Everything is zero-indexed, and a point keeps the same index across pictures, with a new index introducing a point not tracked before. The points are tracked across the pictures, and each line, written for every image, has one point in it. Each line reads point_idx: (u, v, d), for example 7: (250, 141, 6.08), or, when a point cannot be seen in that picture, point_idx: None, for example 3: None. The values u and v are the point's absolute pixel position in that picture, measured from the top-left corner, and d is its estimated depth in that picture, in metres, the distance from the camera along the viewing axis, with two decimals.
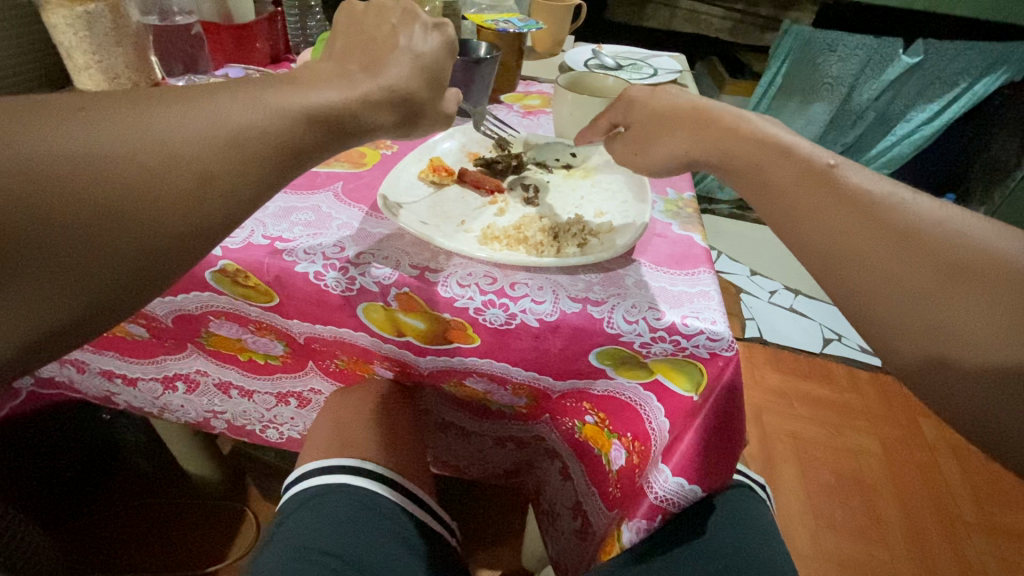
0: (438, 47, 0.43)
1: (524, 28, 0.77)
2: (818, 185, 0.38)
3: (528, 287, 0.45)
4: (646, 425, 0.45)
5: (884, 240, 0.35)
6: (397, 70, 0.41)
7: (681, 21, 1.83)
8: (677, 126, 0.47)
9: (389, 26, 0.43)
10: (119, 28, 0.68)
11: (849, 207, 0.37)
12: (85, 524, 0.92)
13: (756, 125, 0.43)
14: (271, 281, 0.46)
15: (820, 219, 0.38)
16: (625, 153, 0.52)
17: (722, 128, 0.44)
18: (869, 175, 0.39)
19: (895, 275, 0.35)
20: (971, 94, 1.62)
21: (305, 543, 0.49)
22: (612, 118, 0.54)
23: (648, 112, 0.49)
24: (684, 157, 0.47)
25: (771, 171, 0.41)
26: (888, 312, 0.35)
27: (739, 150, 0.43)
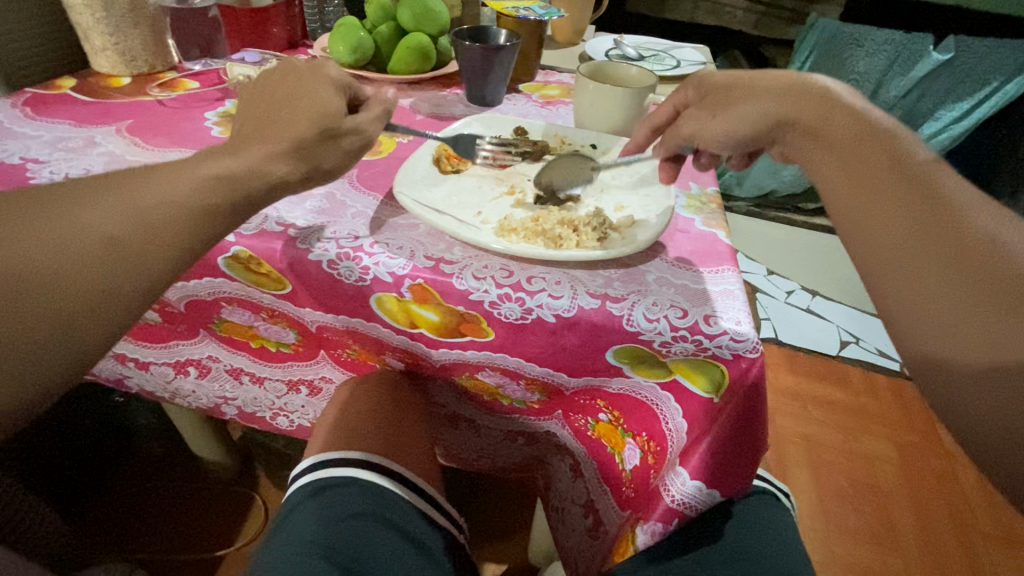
0: (322, 89, 0.44)
1: (545, 16, 0.75)
2: (891, 167, 0.37)
3: (545, 281, 0.44)
4: (663, 426, 0.44)
5: (933, 237, 0.34)
6: (291, 124, 0.42)
7: (703, 13, 1.82)
8: (764, 94, 0.45)
9: (292, 84, 0.45)
10: (136, 9, 0.68)
11: (909, 197, 0.35)
12: (96, 504, 0.93)
13: (858, 102, 0.41)
14: (283, 268, 0.45)
15: (878, 206, 0.36)
16: (698, 122, 0.50)
17: (823, 94, 0.42)
18: (956, 178, 0.37)
19: (921, 274, 0.34)
20: (1001, 95, 1.56)
21: (305, 537, 0.48)
22: (677, 103, 0.54)
23: (734, 80, 0.48)
24: (769, 118, 0.44)
25: (856, 143, 0.39)
26: (908, 302, 0.34)
27: (831, 115, 0.41)
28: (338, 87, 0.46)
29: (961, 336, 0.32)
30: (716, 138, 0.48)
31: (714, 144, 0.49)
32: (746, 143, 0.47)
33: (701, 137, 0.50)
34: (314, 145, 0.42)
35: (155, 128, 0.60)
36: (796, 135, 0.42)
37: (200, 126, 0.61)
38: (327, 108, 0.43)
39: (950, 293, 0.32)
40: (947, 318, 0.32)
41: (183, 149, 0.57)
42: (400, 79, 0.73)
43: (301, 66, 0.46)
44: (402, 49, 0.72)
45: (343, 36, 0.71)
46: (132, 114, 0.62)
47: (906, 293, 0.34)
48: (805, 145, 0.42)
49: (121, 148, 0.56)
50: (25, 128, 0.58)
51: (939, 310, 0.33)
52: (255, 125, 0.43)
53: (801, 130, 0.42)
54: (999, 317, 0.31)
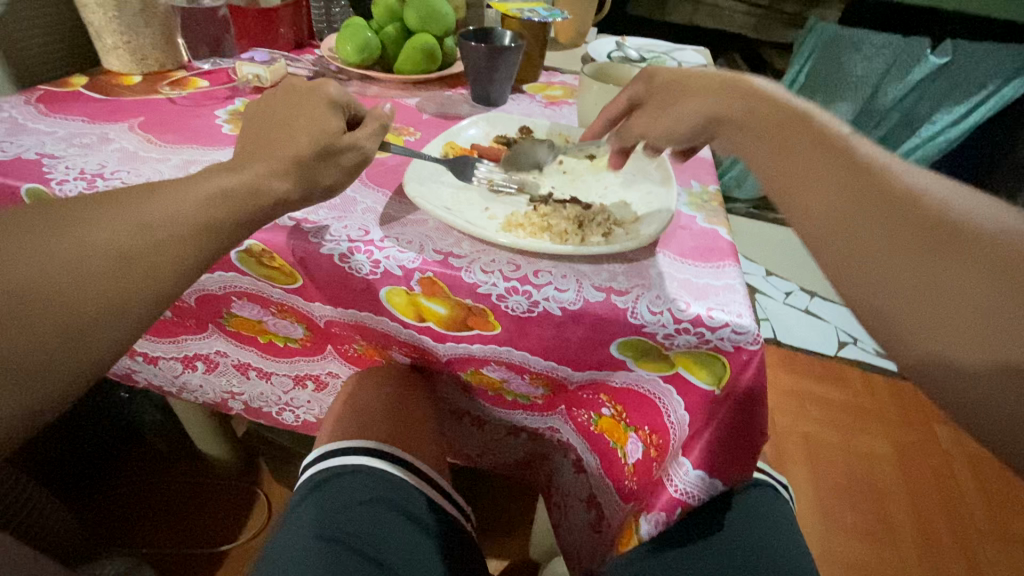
0: (320, 108, 0.46)
1: (549, 18, 0.76)
2: (817, 146, 0.39)
3: (552, 275, 0.45)
4: (665, 419, 0.46)
5: (868, 200, 0.36)
6: (290, 145, 0.44)
7: (704, 15, 1.82)
8: (703, 90, 0.47)
9: (293, 106, 0.47)
10: (147, 10, 0.70)
11: (850, 175, 0.37)
12: (101, 499, 0.93)
13: (778, 93, 0.44)
14: (295, 262, 0.46)
15: (824, 188, 0.37)
16: (645, 123, 0.51)
17: (749, 89, 0.45)
18: (878, 150, 0.39)
19: (877, 247, 0.34)
20: (999, 98, 1.54)
21: (318, 524, 0.49)
22: (631, 94, 0.55)
23: (668, 80, 0.50)
24: (705, 115, 0.46)
25: (783, 130, 0.41)
26: (862, 275, 0.34)
27: (757, 108, 0.43)
28: (335, 104, 0.47)
29: (920, 302, 0.32)
30: (665, 137, 0.49)
31: (664, 143, 0.50)
32: (689, 140, 0.48)
33: (650, 136, 0.51)
34: (313, 164, 0.44)
35: (167, 126, 0.61)
36: (730, 128, 0.45)
37: (211, 124, 0.62)
38: (325, 128, 0.45)
39: (890, 248, 0.34)
40: (891, 274, 0.33)
41: (195, 146, 0.58)
42: (406, 78, 0.74)
43: (301, 87, 0.48)
44: (409, 50, 0.73)
45: (351, 37, 0.72)
46: (144, 111, 0.63)
47: (851, 256, 0.35)
48: (739, 138, 0.44)
49: (134, 144, 0.57)
50: (38, 125, 0.59)
51: (884, 267, 0.34)
52: (256, 146, 0.45)
53: (735, 123, 0.44)
54: (937, 264, 0.32)
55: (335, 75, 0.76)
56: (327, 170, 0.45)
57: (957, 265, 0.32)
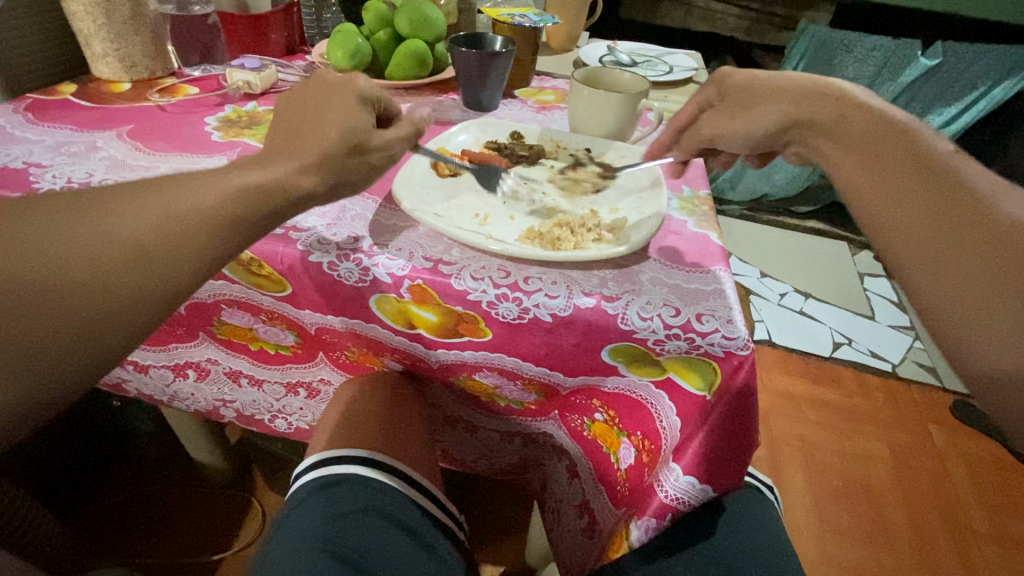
0: (349, 103, 0.44)
1: (539, 23, 0.76)
2: (908, 159, 0.39)
3: (542, 281, 0.45)
4: (657, 424, 0.45)
5: (957, 226, 0.36)
6: (318, 138, 0.42)
7: (697, 19, 1.88)
8: (787, 94, 0.46)
9: (321, 98, 0.44)
10: (138, 16, 0.69)
11: (941, 191, 0.37)
12: (92, 509, 0.92)
13: (873, 99, 0.43)
14: (284, 270, 0.46)
15: (912, 201, 0.38)
16: (719, 122, 0.52)
17: (838, 95, 0.44)
18: (976, 170, 0.39)
19: (956, 271, 0.35)
20: (989, 98, 1.56)
21: (309, 533, 0.49)
22: (707, 96, 0.55)
23: (749, 83, 0.50)
24: (789, 117, 0.46)
25: (873, 138, 0.41)
26: (942, 296, 0.35)
27: (850, 114, 0.42)
28: (366, 100, 0.45)
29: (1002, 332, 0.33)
30: (741, 135, 0.50)
31: (734, 145, 0.50)
32: (764, 141, 0.49)
33: (722, 136, 0.52)
34: (342, 159, 0.42)
35: (156, 133, 0.61)
36: (814, 133, 0.44)
37: (201, 131, 0.62)
38: (356, 122, 0.43)
39: (978, 278, 0.34)
40: (977, 304, 0.34)
41: (184, 153, 0.57)
42: (397, 84, 0.74)
43: (332, 79, 0.46)
44: (400, 55, 0.73)
45: (341, 44, 0.72)
46: (133, 119, 0.63)
47: (929, 277, 0.36)
48: (824, 142, 0.43)
49: (122, 152, 0.57)
50: (26, 133, 0.58)
51: (968, 293, 0.35)
52: (285, 140, 0.43)
53: (817, 128, 0.44)
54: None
55: None
56: (356, 167, 0.43)
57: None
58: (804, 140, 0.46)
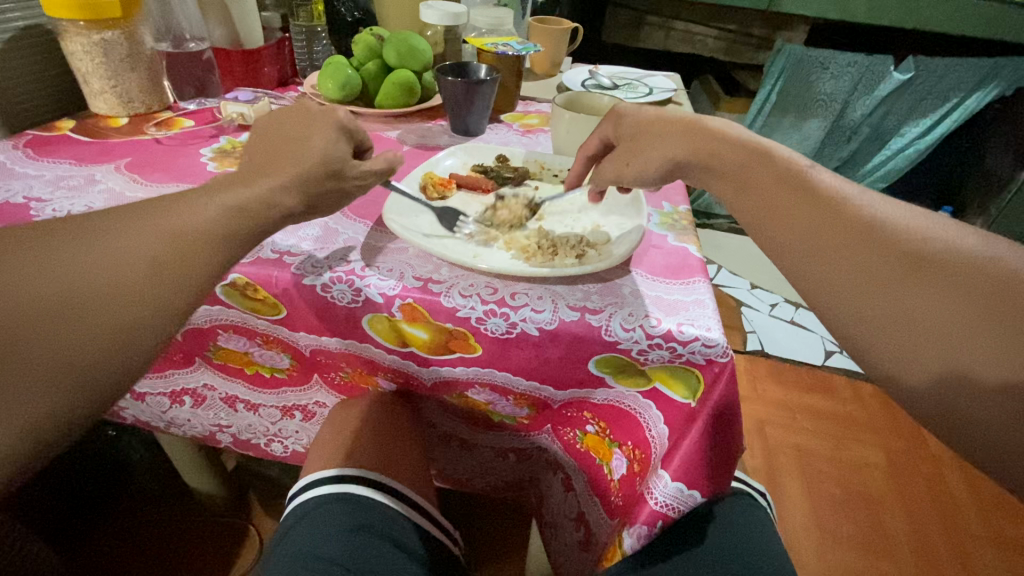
0: (330, 132, 0.46)
1: (522, 51, 0.79)
2: (783, 185, 0.42)
3: (528, 297, 0.47)
4: (646, 433, 0.47)
5: (841, 238, 0.38)
6: (298, 161, 0.44)
7: (676, 41, 1.87)
8: (667, 132, 0.48)
9: (301, 125, 0.46)
10: (134, 54, 0.72)
11: (817, 210, 0.40)
12: (86, 541, 0.91)
13: (741, 134, 0.46)
14: (279, 293, 0.47)
15: (793, 226, 0.40)
16: (616, 164, 0.51)
17: (711, 133, 0.46)
18: (839, 181, 0.42)
19: (848, 278, 0.37)
20: (962, 109, 1.66)
21: (306, 551, 0.49)
22: (600, 136, 0.56)
23: (636, 126, 0.50)
24: (671, 161, 0.47)
25: (747, 171, 0.43)
26: (842, 307, 0.37)
27: (722, 151, 0.45)
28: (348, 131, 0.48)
29: (899, 327, 0.35)
30: (634, 180, 0.50)
31: (632, 186, 0.51)
32: (658, 181, 0.49)
33: (622, 179, 0.51)
34: (320, 182, 0.44)
35: (152, 166, 0.62)
36: (701, 173, 0.46)
37: (197, 162, 0.64)
38: (335, 151, 0.45)
39: (871, 281, 0.36)
40: (874, 302, 0.36)
41: (180, 185, 0.59)
42: (386, 112, 0.77)
43: (311, 108, 0.48)
44: (389, 84, 0.75)
45: (332, 74, 0.74)
46: (131, 152, 0.65)
47: (828, 290, 0.37)
48: (713, 181, 0.45)
49: (120, 185, 0.58)
50: (26, 169, 0.60)
51: (870, 297, 0.36)
52: (262, 160, 0.44)
53: (702, 168, 0.46)
54: (915, 290, 0.35)
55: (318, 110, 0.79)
56: (331, 192, 0.45)
57: (930, 290, 0.35)
58: (690, 177, 0.47)
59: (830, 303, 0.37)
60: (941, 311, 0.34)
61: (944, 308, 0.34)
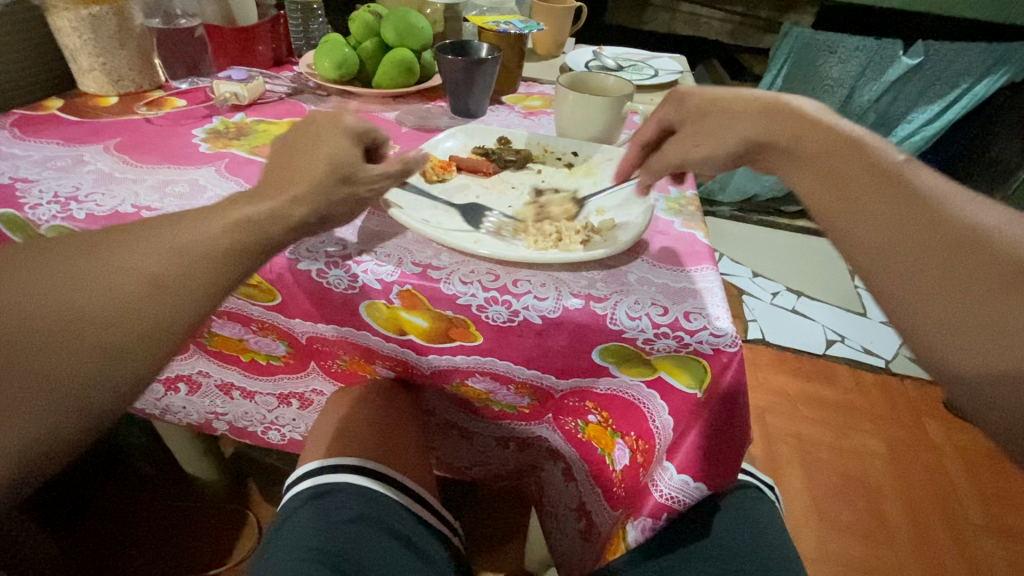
0: (339, 138, 0.43)
1: (524, 29, 0.77)
2: (872, 177, 0.40)
3: (530, 284, 0.45)
4: (649, 424, 0.45)
5: (928, 239, 0.37)
6: (307, 173, 0.41)
7: (681, 24, 1.85)
8: (747, 113, 0.46)
9: (312, 138, 0.43)
10: (124, 31, 0.69)
11: (904, 208, 0.38)
12: (83, 528, 0.91)
13: (827, 118, 0.44)
14: (273, 279, 0.46)
15: (872, 223, 0.39)
16: (682, 147, 0.50)
17: (797, 117, 0.44)
18: (932, 176, 0.40)
19: (931, 282, 0.36)
20: (971, 95, 1.64)
21: (302, 543, 0.48)
22: (663, 114, 0.53)
23: (712, 103, 0.49)
24: (749, 141, 0.46)
25: (833, 159, 0.41)
26: (920, 311, 0.36)
27: (806, 135, 0.43)
28: (358, 135, 0.46)
29: (983, 337, 0.34)
30: (704, 161, 0.49)
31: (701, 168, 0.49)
32: (733, 164, 0.48)
33: (686, 162, 0.50)
34: (332, 191, 0.42)
35: (143, 146, 0.61)
36: (780, 158, 0.45)
37: (189, 143, 0.62)
38: (347, 157, 0.43)
39: (957, 287, 0.35)
40: (958, 308, 0.35)
41: (171, 166, 0.57)
42: (384, 92, 0.75)
43: (317, 116, 0.45)
44: (387, 64, 0.73)
45: (328, 53, 0.72)
46: (121, 132, 0.63)
47: (912, 293, 0.36)
48: (791, 168, 0.44)
49: (110, 165, 0.57)
50: (13, 149, 0.58)
51: (955, 304, 0.35)
52: (276, 176, 0.42)
53: (781, 153, 0.44)
54: (1006, 300, 0.34)
55: (314, 90, 0.76)
56: (346, 199, 0.43)
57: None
58: (768, 160, 0.46)
59: (902, 301, 0.37)
60: None
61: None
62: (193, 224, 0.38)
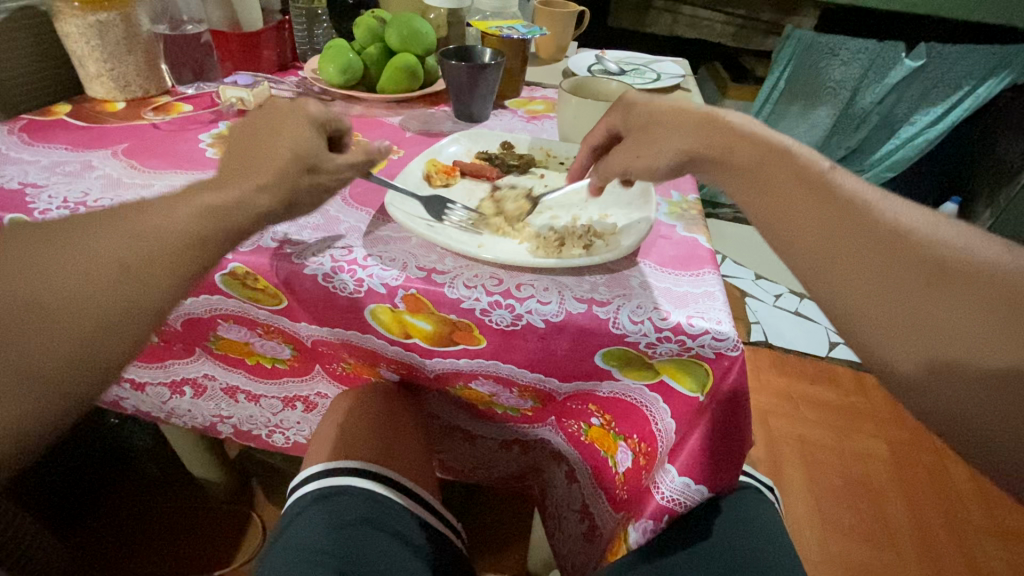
0: (303, 127, 0.45)
1: (527, 34, 0.77)
2: (803, 187, 0.40)
3: (534, 288, 0.46)
4: (652, 426, 0.45)
5: (858, 244, 0.37)
6: (272, 158, 0.43)
7: (683, 27, 1.85)
8: (680, 123, 0.46)
9: (274, 125, 0.45)
10: (131, 37, 0.70)
11: (835, 214, 0.38)
12: (89, 530, 0.92)
13: (757, 129, 0.45)
14: (279, 283, 0.46)
15: (806, 230, 0.39)
16: (625, 155, 0.50)
17: (728, 128, 0.45)
18: (857, 182, 0.41)
19: (865, 285, 0.36)
20: (973, 97, 1.64)
21: (306, 544, 0.49)
22: (609, 123, 0.53)
23: (649, 113, 0.49)
24: (682, 152, 0.46)
25: (764, 169, 0.42)
26: (856, 314, 0.36)
27: (737, 146, 0.43)
28: (320, 124, 0.47)
29: (916, 336, 0.34)
30: (642, 172, 0.49)
31: (642, 179, 0.49)
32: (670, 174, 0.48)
33: (630, 171, 0.50)
34: (297, 178, 0.43)
35: (149, 151, 0.61)
36: (713, 167, 0.45)
37: (195, 148, 0.63)
38: (311, 144, 0.44)
39: (886, 289, 0.35)
40: (892, 310, 0.35)
41: (178, 171, 0.58)
42: (388, 97, 0.75)
43: (280, 104, 0.46)
44: (391, 69, 0.74)
45: (334, 58, 0.73)
46: (128, 137, 0.64)
47: (844, 298, 0.36)
48: (726, 177, 0.44)
49: (117, 171, 0.57)
50: (21, 154, 0.59)
51: (888, 306, 0.35)
52: (238, 162, 0.43)
53: (715, 163, 0.44)
54: (935, 299, 0.34)
55: (318, 95, 0.77)
56: (309, 188, 0.44)
57: (952, 304, 0.34)
58: (701, 171, 0.46)
59: (842, 307, 0.36)
60: (966, 322, 0.33)
61: (964, 321, 0.33)
62: (200, 229, 0.38)
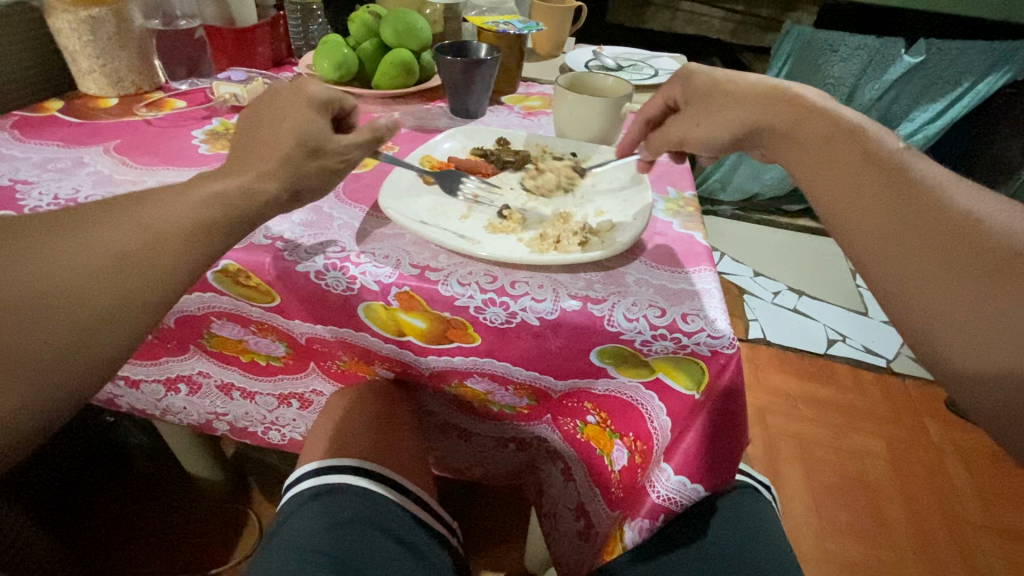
0: (303, 109, 0.44)
1: (523, 29, 0.77)
2: (869, 163, 0.40)
3: (528, 285, 0.45)
4: (648, 425, 0.45)
5: (920, 226, 0.37)
6: (274, 146, 0.42)
7: (681, 23, 1.85)
8: (745, 99, 0.47)
9: (277, 107, 0.44)
10: (122, 32, 0.70)
11: (897, 194, 0.38)
12: (85, 528, 0.91)
13: (827, 103, 0.44)
14: (271, 281, 0.46)
15: (864, 207, 0.39)
16: (686, 124, 0.51)
17: (797, 102, 0.44)
18: (928, 163, 0.40)
19: (920, 267, 0.36)
20: (975, 94, 1.62)
21: (301, 544, 0.48)
22: (669, 95, 0.56)
23: (715, 85, 0.50)
24: (748, 125, 0.46)
25: (830, 144, 0.42)
26: (912, 296, 0.36)
27: (805, 120, 0.43)
28: (321, 105, 0.46)
29: (966, 323, 0.34)
30: (703, 140, 0.50)
31: (701, 146, 0.51)
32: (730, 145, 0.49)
33: (686, 140, 0.52)
34: (302, 163, 0.42)
35: (142, 148, 0.61)
36: (777, 140, 0.45)
37: (187, 144, 0.62)
38: (311, 127, 0.43)
39: (946, 273, 0.35)
40: (948, 295, 0.35)
41: (170, 168, 0.57)
42: (383, 93, 0.75)
43: (282, 89, 0.46)
44: (387, 64, 0.73)
45: (328, 53, 0.72)
46: (121, 133, 0.63)
47: (894, 276, 0.37)
48: (790, 152, 0.44)
49: (108, 167, 0.57)
50: (13, 150, 0.59)
51: (944, 291, 0.35)
52: (241, 150, 0.43)
53: (780, 136, 0.44)
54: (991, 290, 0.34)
55: None
56: (313, 172, 0.43)
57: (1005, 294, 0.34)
58: (767, 142, 0.46)
59: (896, 287, 0.37)
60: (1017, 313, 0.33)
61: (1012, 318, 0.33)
62: (190, 227, 0.38)
